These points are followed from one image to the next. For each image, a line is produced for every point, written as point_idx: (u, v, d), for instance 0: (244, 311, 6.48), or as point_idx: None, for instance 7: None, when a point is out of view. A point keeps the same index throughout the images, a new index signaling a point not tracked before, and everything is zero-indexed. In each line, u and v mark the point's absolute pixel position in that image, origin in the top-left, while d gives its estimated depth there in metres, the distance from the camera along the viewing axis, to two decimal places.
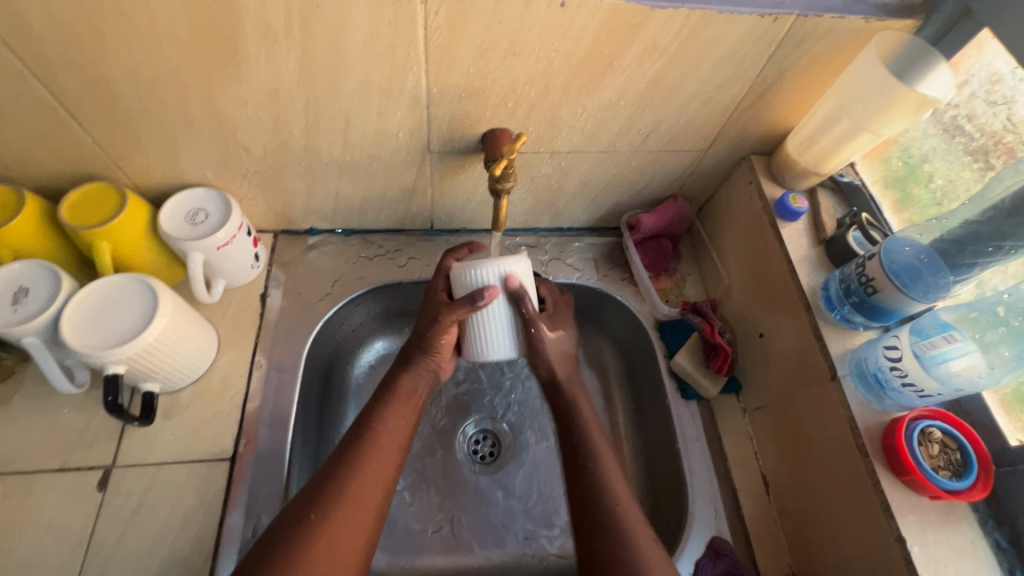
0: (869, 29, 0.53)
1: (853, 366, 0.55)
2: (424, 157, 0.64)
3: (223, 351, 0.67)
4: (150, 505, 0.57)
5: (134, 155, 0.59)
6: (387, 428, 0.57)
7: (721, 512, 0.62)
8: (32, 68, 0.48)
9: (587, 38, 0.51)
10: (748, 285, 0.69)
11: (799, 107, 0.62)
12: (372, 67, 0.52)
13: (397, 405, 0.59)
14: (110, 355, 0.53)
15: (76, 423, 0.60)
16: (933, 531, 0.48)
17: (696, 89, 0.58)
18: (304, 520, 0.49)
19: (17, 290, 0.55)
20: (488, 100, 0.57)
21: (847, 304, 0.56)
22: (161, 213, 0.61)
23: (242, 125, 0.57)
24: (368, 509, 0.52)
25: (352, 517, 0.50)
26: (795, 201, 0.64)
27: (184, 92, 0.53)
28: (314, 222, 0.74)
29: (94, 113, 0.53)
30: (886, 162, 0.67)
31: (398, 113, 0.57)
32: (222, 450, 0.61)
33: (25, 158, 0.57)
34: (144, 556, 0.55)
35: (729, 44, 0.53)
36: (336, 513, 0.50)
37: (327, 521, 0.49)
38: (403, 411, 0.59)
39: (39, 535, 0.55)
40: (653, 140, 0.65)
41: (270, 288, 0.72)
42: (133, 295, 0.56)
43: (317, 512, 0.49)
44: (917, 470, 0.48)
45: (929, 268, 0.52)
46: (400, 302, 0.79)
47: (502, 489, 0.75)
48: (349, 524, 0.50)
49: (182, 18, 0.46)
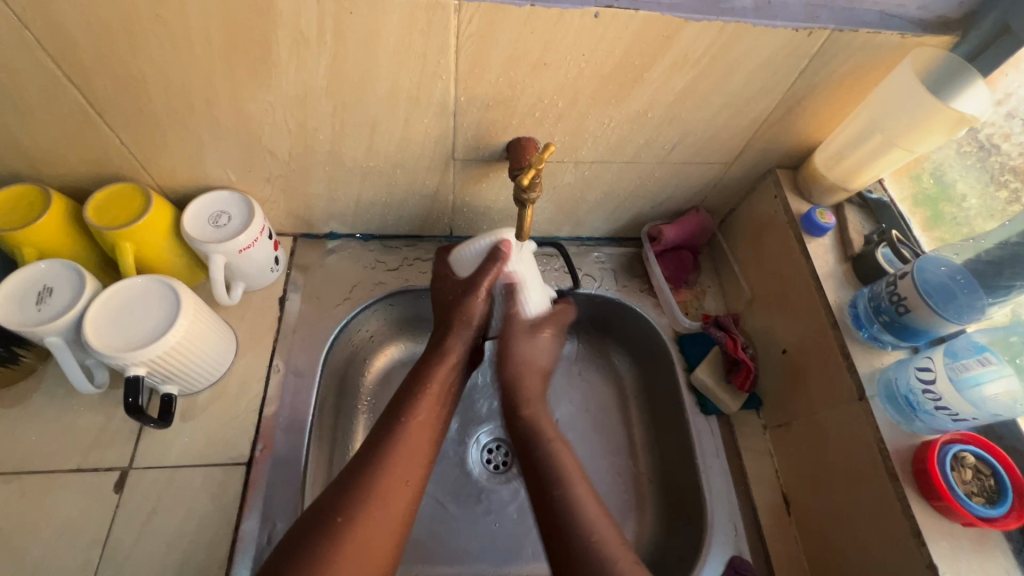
0: (905, 44, 0.52)
1: (882, 386, 0.54)
2: (447, 165, 0.64)
3: (241, 354, 0.66)
4: (167, 508, 0.57)
5: (160, 157, 0.59)
6: (418, 421, 0.56)
7: (741, 531, 0.61)
8: (65, 69, 0.48)
9: (618, 49, 0.50)
10: (771, 300, 0.68)
11: (828, 122, 0.61)
12: (402, 74, 0.52)
13: (427, 400, 0.57)
14: (131, 357, 0.53)
15: (94, 423, 0.60)
16: (966, 559, 0.47)
17: (726, 102, 0.57)
18: (330, 523, 0.48)
19: (41, 290, 0.55)
20: (515, 109, 0.56)
21: (877, 322, 0.55)
22: (185, 215, 0.61)
23: (268, 129, 0.57)
24: (400, 500, 0.52)
25: (376, 527, 0.49)
26: (822, 216, 0.63)
27: (214, 97, 0.53)
28: (334, 227, 0.75)
29: (123, 114, 0.54)
30: (916, 179, 0.65)
31: (425, 120, 0.57)
32: (238, 454, 0.60)
33: (52, 158, 0.57)
34: (159, 558, 0.54)
35: (761, 57, 0.52)
36: (374, 510, 0.50)
37: (353, 525, 0.48)
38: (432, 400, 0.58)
39: (55, 535, 0.54)
40: (678, 152, 0.64)
41: (289, 292, 0.71)
42: (155, 297, 0.56)
43: (343, 513, 0.48)
44: (950, 495, 0.47)
45: (963, 288, 0.51)
46: (417, 308, 0.79)
47: (516, 499, 0.75)
48: (379, 525, 0.49)
49: (216, 25, 0.46)
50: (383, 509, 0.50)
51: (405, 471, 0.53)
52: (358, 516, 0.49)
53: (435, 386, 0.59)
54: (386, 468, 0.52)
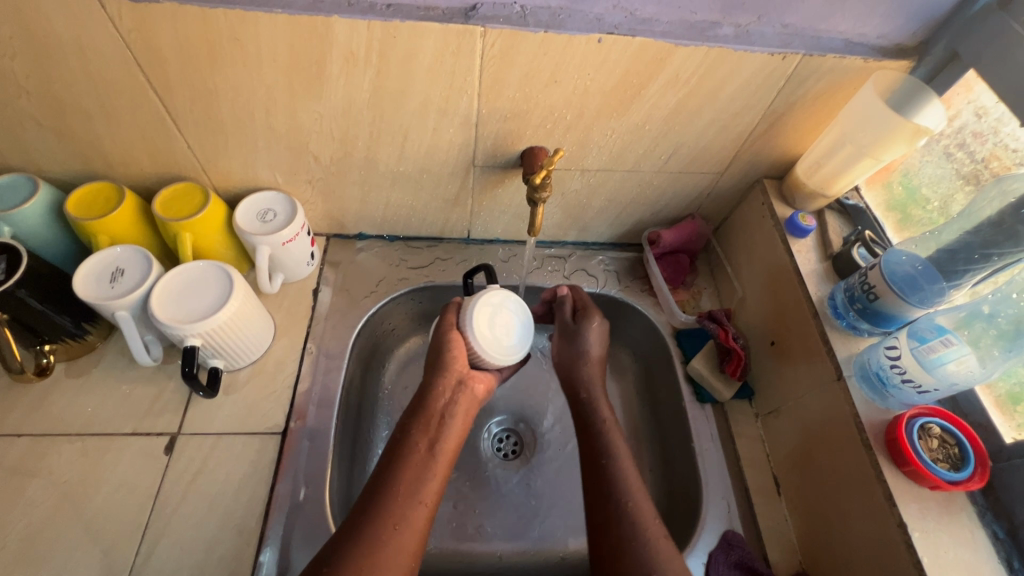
0: (868, 68, 0.60)
1: (858, 367, 0.59)
2: (468, 171, 0.72)
3: (278, 338, 0.74)
4: (210, 469, 0.63)
5: (219, 160, 0.68)
6: (412, 482, 0.56)
7: (733, 508, 0.66)
8: (151, 82, 0.58)
9: (619, 69, 0.59)
10: (760, 298, 0.74)
11: (806, 137, 0.69)
12: (433, 89, 0.60)
13: (416, 462, 0.58)
14: (190, 329, 0.60)
15: (148, 394, 0.67)
16: (934, 519, 0.51)
17: (714, 116, 0.65)
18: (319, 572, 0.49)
19: (114, 271, 0.62)
20: (529, 121, 0.65)
21: (853, 310, 0.61)
22: (237, 212, 0.70)
23: (315, 136, 0.66)
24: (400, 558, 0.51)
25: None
26: (804, 219, 0.70)
27: (272, 108, 0.62)
28: (363, 228, 0.83)
29: (193, 121, 0.63)
30: (887, 186, 0.73)
31: (450, 129, 0.65)
32: (274, 425, 0.67)
33: (128, 158, 0.66)
34: (203, 513, 0.60)
35: (744, 77, 0.60)
36: (381, 552, 0.51)
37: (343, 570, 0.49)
38: (422, 460, 0.58)
39: (111, 490, 0.61)
40: (674, 161, 0.72)
41: (322, 285, 0.79)
42: (212, 280, 0.64)
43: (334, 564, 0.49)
44: (916, 459, 0.52)
45: (924, 276, 0.58)
46: (435, 304, 0.86)
47: (524, 483, 0.80)
48: None
49: (283, 48, 0.55)
50: (400, 554, 0.51)
51: (398, 538, 0.52)
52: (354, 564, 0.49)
53: (425, 444, 0.59)
54: (377, 523, 0.52)
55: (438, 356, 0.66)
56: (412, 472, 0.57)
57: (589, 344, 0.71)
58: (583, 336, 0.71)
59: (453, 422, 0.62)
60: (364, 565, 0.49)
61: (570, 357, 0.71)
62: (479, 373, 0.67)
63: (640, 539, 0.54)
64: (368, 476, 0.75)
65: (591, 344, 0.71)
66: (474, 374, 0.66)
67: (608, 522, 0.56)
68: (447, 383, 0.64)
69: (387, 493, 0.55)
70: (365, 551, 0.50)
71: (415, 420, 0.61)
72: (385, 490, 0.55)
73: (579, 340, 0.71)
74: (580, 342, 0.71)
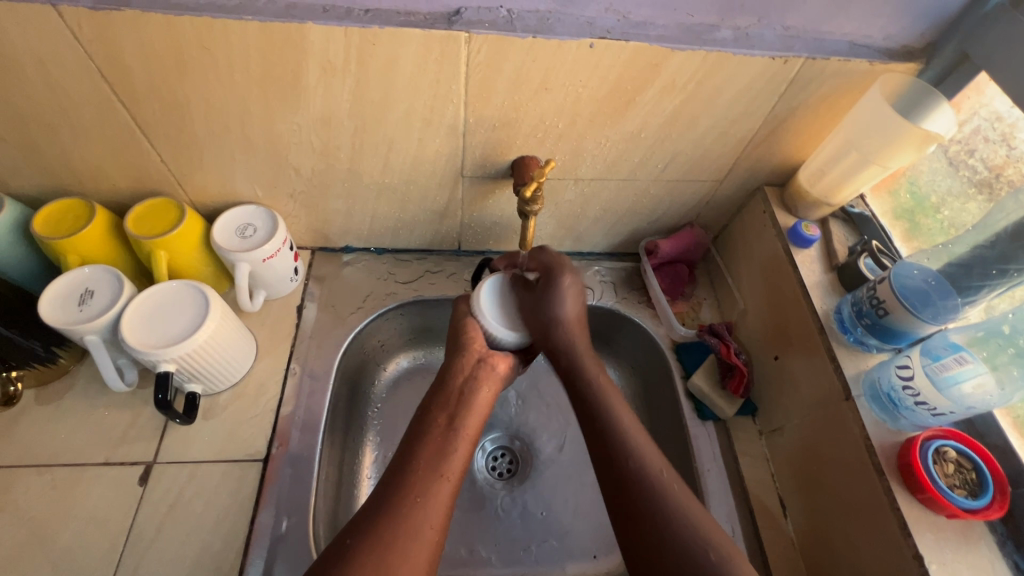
0: (874, 71, 0.57)
1: (867, 387, 0.56)
2: (457, 182, 0.69)
3: (260, 358, 0.70)
4: (187, 500, 0.60)
5: (195, 174, 0.65)
6: (429, 455, 0.54)
7: (738, 532, 0.63)
8: (118, 93, 0.54)
9: (613, 75, 0.56)
10: (763, 309, 0.71)
11: (809, 143, 0.66)
12: (417, 97, 0.57)
13: (434, 438, 0.55)
14: (162, 353, 0.57)
15: (122, 420, 0.64)
16: (951, 550, 0.48)
17: (713, 123, 0.62)
18: (339, 544, 0.47)
19: (83, 293, 0.59)
20: (519, 130, 0.62)
21: (860, 326, 0.58)
22: (214, 227, 0.67)
23: (294, 147, 0.63)
24: (423, 538, 0.48)
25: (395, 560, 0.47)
26: (807, 229, 0.67)
27: (248, 120, 0.59)
28: (349, 241, 0.80)
29: (165, 134, 0.60)
30: (894, 194, 0.70)
31: (436, 140, 0.62)
32: (256, 451, 0.64)
33: (98, 173, 0.63)
34: (179, 548, 0.57)
35: (744, 82, 0.57)
36: (399, 532, 0.48)
37: (362, 546, 0.47)
38: (442, 435, 0.55)
39: (82, 524, 0.57)
40: (671, 169, 0.69)
41: (306, 301, 0.76)
42: (187, 301, 0.61)
43: (354, 536, 0.48)
44: (933, 487, 0.49)
45: (937, 291, 0.55)
46: (426, 319, 0.83)
47: (520, 505, 0.77)
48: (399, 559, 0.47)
49: (257, 56, 0.52)
50: (423, 530, 0.49)
51: (420, 512, 0.50)
52: (370, 537, 0.47)
53: (444, 418, 0.57)
54: (396, 496, 0.50)
55: (456, 337, 0.64)
56: (431, 445, 0.54)
57: (561, 303, 0.63)
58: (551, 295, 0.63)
59: (477, 401, 0.59)
60: (386, 541, 0.47)
61: (544, 325, 0.63)
62: (500, 354, 0.63)
63: (679, 545, 0.49)
64: (355, 499, 0.72)
65: (564, 304, 0.63)
66: (494, 354, 0.63)
67: (626, 498, 0.53)
68: (467, 360, 0.61)
69: (407, 471, 0.52)
70: (388, 525, 0.48)
71: (437, 396, 0.59)
72: (406, 466, 0.53)
73: (550, 304, 0.63)
74: (550, 306, 0.63)
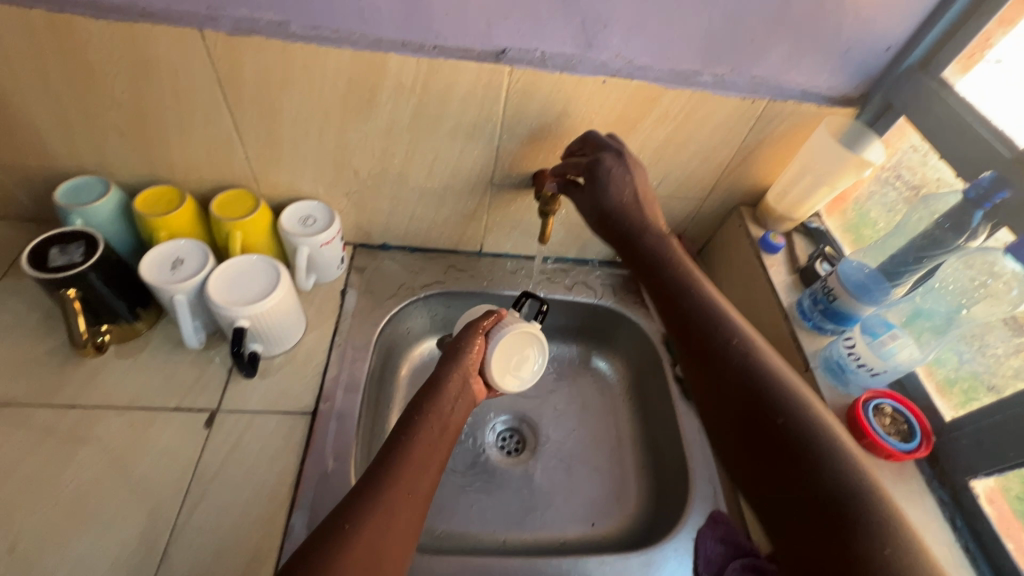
0: (821, 113, 0.73)
1: (822, 360, 0.69)
2: (486, 188, 0.83)
3: (309, 331, 0.81)
4: (247, 442, 0.69)
5: (271, 171, 0.78)
6: (422, 438, 0.60)
7: (719, 492, 0.75)
8: (228, 101, 0.68)
9: (619, 106, 0.71)
10: (740, 306, 0.85)
11: (774, 169, 0.82)
12: (464, 115, 0.72)
13: (421, 448, 0.59)
14: (243, 310, 0.68)
15: (190, 374, 0.74)
16: (889, 483, 0.60)
17: (697, 149, 0.78)
18: (338, 526, 0.51)
19: (175, 260, 0.71)
20: (542, 145, 0.76)
21: (818, 312, 0.71)
22: (282, 217, 0.80)
23: (358, 152, 0.76)
24: (407, 513, 0.54)
25: (377, 537, 0.51)
26: (774, 238, 0.81)
27: (325, 126, 0.72)
28: (387, 239, 0.92)
29: (255, 136, 0.73)
30: (844, 213, 0.86)
31: (474, 151, 0.77)
32: (306, 406, 0.73)
33: (192, 167, 0.76)
34: (240, 480, 0.66)
35: (721, 115, 0.73)
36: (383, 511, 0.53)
37: (360, 529, 0.51)
38: (428, 441, 0.61)
39: (156, 457, 0.66)
40: (663, 186, 0.84)
41: (348, 288, 0.88)
42: (261, 271, 0.72)
43: (352, 520, 0.51)
44: (872, 433, 0.61)
45: (873, 281, 0.68)
46: (449, 311, 0.95)
47: (527, 477, 0.86)
48: (386, 526, 0.52)
49: (345, 77, 0.66)
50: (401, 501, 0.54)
51: (411, 483, 0.56)
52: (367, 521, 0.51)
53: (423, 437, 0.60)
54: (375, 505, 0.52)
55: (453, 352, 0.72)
56: (424, 431, 0.61)
57: (615, 185, 0.70)
58: (603, 177, 0.69)
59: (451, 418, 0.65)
60: (376, 512, 0.52)
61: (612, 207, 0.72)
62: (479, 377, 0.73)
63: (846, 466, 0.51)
64: None
65: (619, 186, 0.70)
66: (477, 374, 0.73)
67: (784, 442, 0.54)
68: (462, 371, 0.70)
69: (392, 473, 0.56)
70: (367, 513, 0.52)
71: (429, 405, 0.64)
72: (392, 471, 0.56)
73: (607, 194, 0.70)
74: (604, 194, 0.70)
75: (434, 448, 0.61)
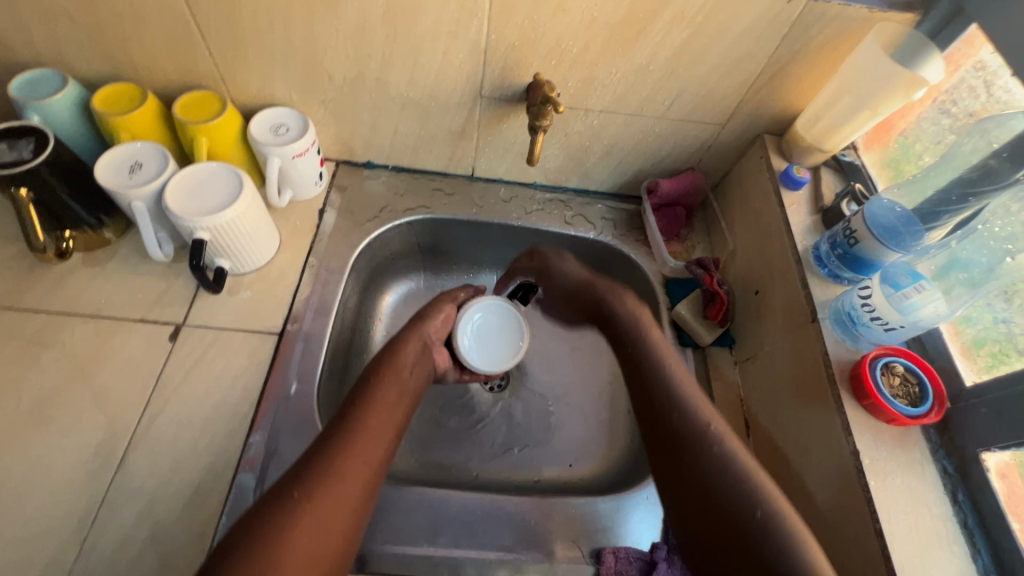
0: (872, 19, 0.61)
1: (832, 311, 0.61)
2: (475, 102, 0.74)
3: (282, 250, 0.77)
4: (210, 359, 0.67)
5: (238, 71, 0.71)
6: (379, 402, 0.57)
7: None
8: None
9: (626, 2, 0.60)
10: (750, 249, 0.76)
11: (808, 90, 0.70)
12: (445, 9, 0.62)
13: (369, 413, 0.55)
14: (200, 221, 0.63)
15: (157, 287, 0.71)
16: (886, 449, 0.54)
17: (717, 61, 0.67)
18: (285, 499, 0.47)
19: (133, 164, 0.66)
20: (537, 50, 0.67)
21: (834, 257, 0.63)
22: (252, 122, 0.73)
23: (330, 52, 0.68)
24: (359, 482, 0.50)
25: (332, 506, 0.48)
26: (798, 172, 0.71)
27: (290, 19, 0.64)
28: (371, 157, 0.86)
29: (215, 28, 0.65)
30: (884, 146, 0.74)
31: (459, 54, 0.68)
32: (273, 326, 0.71)
33: (153, 64, 0.70)
34: (201, 396, 0.64)
35: (749, 19, 0.61)
36: (330, 483, 0.49)
37: (309, 499, 0.47)
38: (387, 406, 0.57)
39: (118, 367, 0.65)
40: (676, 107, 0.73)
41: (327, 207, 0.82)
42: (223, 181, 0.67)
43: (300, 489, 0.48)
44: (877, 394, 0.54)
45: (905, 225, 0.60)
46: (436, 238, 0.89)
47: (506, 415, 0.83)
48: (340, 495, 0.49)
49: None
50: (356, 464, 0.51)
51: (365, 452, 0.52)
52: (311, 494, 0.47)
53: (377, 402, 0.57)
54: (326, 475, 0.49)
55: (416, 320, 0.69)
56: (381, 394, 0.57)
57: None
58: None
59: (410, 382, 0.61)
60: (323, 483, 0.49)
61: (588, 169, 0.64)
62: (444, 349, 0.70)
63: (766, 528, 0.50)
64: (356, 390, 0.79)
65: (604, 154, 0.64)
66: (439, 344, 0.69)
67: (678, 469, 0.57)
68: (422, 337, 0.67)
69: (342, 438, 0.52)
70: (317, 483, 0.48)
71: (383, 369, 0.60)
72: (343, 436, 0.52)
73: None
74: None
75: (388, 415, 0.56)
